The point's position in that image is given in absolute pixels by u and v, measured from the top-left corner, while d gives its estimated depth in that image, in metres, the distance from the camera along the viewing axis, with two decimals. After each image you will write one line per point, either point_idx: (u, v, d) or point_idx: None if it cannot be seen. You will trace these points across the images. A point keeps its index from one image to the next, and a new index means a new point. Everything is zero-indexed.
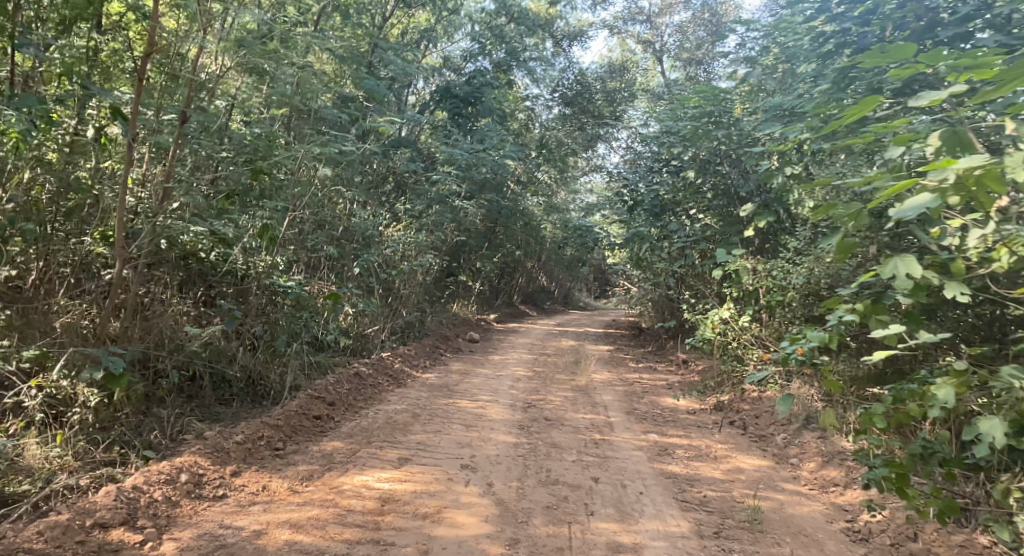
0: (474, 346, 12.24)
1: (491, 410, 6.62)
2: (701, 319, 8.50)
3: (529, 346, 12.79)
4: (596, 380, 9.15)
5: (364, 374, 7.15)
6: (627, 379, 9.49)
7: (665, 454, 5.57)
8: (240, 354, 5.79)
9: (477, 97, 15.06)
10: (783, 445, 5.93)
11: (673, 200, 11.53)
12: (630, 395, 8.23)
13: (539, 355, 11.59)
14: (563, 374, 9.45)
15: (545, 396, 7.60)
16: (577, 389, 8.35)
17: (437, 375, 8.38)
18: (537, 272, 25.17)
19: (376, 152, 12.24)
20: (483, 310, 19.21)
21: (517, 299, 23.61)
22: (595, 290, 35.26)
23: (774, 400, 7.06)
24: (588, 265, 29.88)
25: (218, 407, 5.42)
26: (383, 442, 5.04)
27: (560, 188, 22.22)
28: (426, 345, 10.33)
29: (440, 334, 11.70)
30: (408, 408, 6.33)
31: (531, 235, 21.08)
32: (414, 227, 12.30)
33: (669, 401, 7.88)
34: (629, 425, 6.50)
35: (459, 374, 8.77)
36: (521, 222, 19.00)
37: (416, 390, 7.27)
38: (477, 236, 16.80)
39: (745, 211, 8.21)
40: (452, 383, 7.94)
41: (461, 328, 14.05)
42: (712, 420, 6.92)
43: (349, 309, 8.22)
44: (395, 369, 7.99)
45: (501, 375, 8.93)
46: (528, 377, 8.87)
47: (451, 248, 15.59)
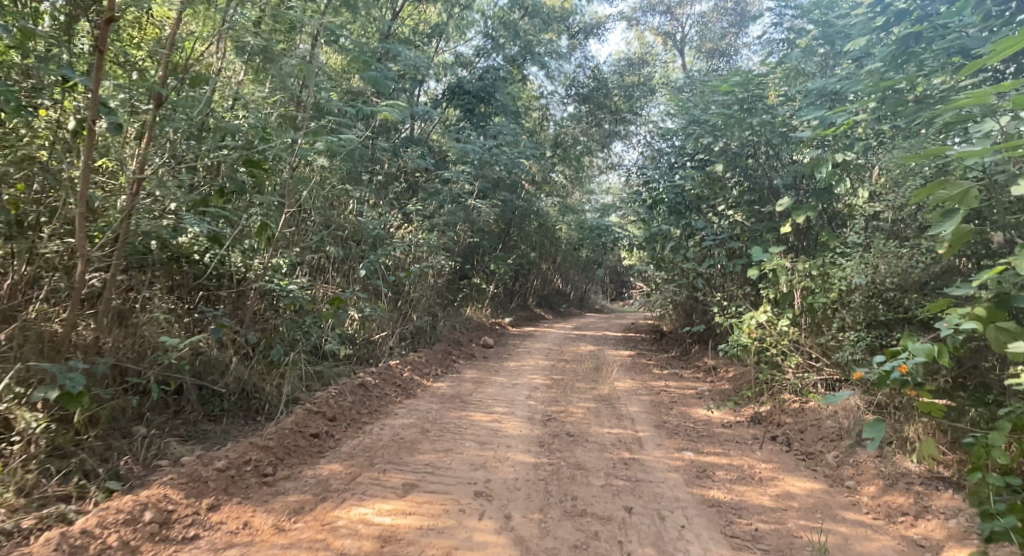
0: (489, 352, 11.71)
1: (509, 424, 6.06)
2: (734, 323, 7.92)
3: (547, 352, 12.24)
4: (620, 388, 8.58)
5: (371, 385, 6.60)
6: (653, 387, 8.91)
7: (704, 476, 4.99)
8: (233, 364, 5.29)
9: (490, 93, 14.58)
10: (836, 465, 5.32)
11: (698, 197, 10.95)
12: (658, 406, 7.65)
13: (557, 361, 11.04)
14: (584, 382, 8.89)
15: (567, 407, 7.04)
16: (600, 399, 7.79)
17: (449, 385, 7.84)
18: (553, 275, 24.62)
19: (385, 150, 11.77)
20: (499, 314, 18.67)
21: (532, 302, 23.06)
22: (611, 292, 34.62)
23: (819, 413, 6.45)
24: (604, 268, 29.27)
25: (206, 425, 4.84)
26: (387, 464, 4.48)
27: (576, 188, 21.64)
28: (439, 351, 9.81)
29: (454, 339, 11.19)
30: (417, 422, 5.77)
31: (547, 237, 20.53)
32: (426, 227, 11.82)
33: (701, 413, 7.30)
34: (660, 441, 5.93)
35: (473, 383, 8.23)
36: (535, 223, 18.45)
37: (427, 402, 6.71)
38: (492, 237, 16.29)
39: (782, 206, 7.65)
40: (465, 393, 7.39)
41: (476, 333, 13.53)
42: (751, 435, 6.33)
43: (356, 314, 7.72)
44: (404, 378, 7.44)
45: (518, 384, 8.37)
46: (547, 386, 8.32)
47: (464, 249, 15.09)
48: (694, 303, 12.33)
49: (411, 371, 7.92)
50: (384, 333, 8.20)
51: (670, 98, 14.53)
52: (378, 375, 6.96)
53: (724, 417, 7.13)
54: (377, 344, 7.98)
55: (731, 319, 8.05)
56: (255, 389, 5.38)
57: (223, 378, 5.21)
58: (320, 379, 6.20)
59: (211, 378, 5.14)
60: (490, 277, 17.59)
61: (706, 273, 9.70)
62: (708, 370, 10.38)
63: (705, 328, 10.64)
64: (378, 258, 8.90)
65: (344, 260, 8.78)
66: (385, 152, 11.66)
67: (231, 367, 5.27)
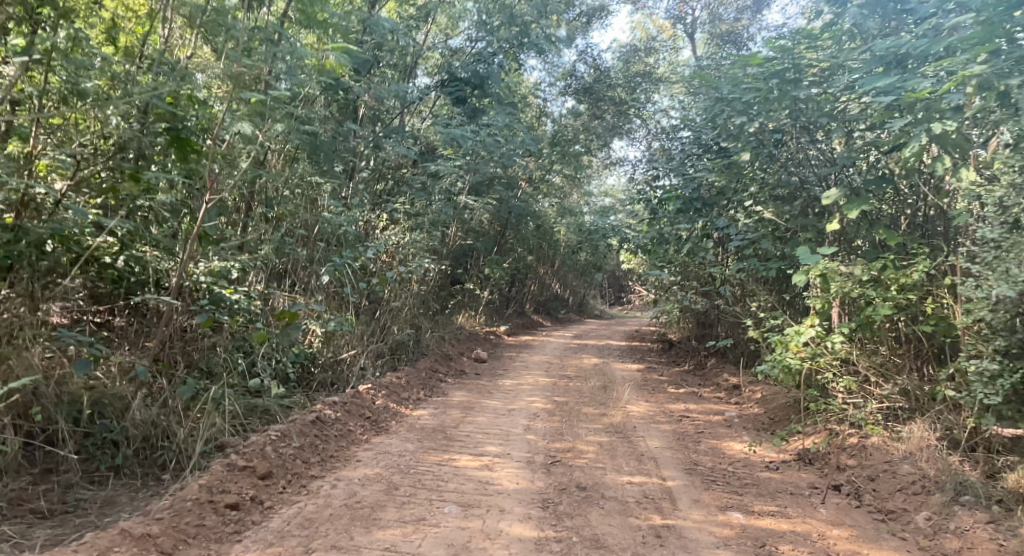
0: (482, 367, 10.42)
1: (503, 472, 4.76)
2: (771, 339, 6.66)
3: (547, 366, 10.97)
4: (634, 414, 7.29)
5: (331, 418, 5.27)
6: (672, 412, 7.61)
7: (765, 554, 3.71)
8: (133, 405, 4.07)
9: (483, 79, 13.30)
10: (934, 536, 4.05)
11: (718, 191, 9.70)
12: (683, 439, 6.35)
13: (559, 377, 9.74)
14: (591, 406, 7.59)
15: (574, 444, 5.74)
16: (612, 429, 6.49)
17: (432, 414, 6.53)
18: (550, 279, 23.33)
19: (363, 140, 10.47)
20: (493, 321, 17.35)
21: (529, 308, 21.76)
22: (610, 297, 33.36)
23: (891, 456, 5.16)
24: (604, 271, 28.02)
25: (84, 493, 3.64)
26: (331, 552, 3.19)
27: (574, 187, 20.33)
28: (423, 369, 8.52)
29: (441, 354, 9.90)
30: (384, 472, 4.46)
31: (544, 239, 19.25)
32: (410, 226, 10.53)
33: (738, 450, 6.00)
34: (695, 494, 4.65)
35: (461, 409, 6.96)
36: (532, 224, 17.23)
37: (401, 439, 5.39)
38: (485, 239, 15.01)
39: (829, 199, 6.44)
40: (450, 426, 6.08)
41: (468, 345, 12.24)
42: (807, 483, 5.06)
43: (319, 329, 6.41)
44: (376, 407, 6.13)
45: (514, 410, 7.09)
46: (548, 413, 7.03)
47: (454, 252, 13.79)
48: (711, 311, 11.07)
49: (386, 396, 6.59)
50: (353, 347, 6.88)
51: (682, 86, 13.27)
52: (342, 404, 5.64)
53: (766, 454, 5.86)
54: (346, 363, 6.67)
55: (767, 333, 6.80)
56: (163, 435, 4.12)
57: (117, 422, 4.04)
58: (262, 416, 4.90)
59: (99, 422, 3.99)
60: (484, 281, 16.32)
61: (729, 278, 8.46)
62: (731, 390, 9.13)
63: (728, 342, 9.39)
64: (351, 261, 7.62)
65: (310, 263, 7.51)
66: (364, 144, 10.38)
67: (132, 407, 4.09)
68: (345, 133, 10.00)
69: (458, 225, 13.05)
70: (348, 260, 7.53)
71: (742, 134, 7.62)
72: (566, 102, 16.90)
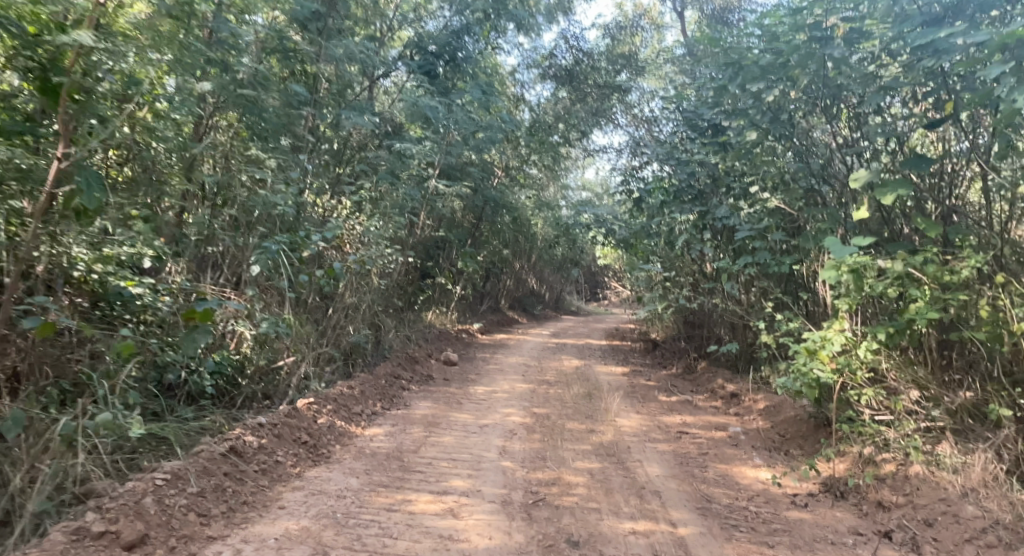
0: (451, 371, 9.33)
1: (473, 521, 3.69)
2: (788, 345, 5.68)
3: (524, 369, 9.92)
4: (625, 429, 6.28)
5: (252, 447, 4.16)
6: (668, 427, 6.60)
7: None
8: None
9: (456, 55, 12.19)
10: None
11: (714, 177, 8.77)
12: (687, 463, 5.34)
13: (537, 384, 8.70)
14: (575, 419, 6.56)
15: (559, 474, 4.70)
16: (603, 452, 5.46)
17: (388, 434, 5.44)
18: (527, 274, 22.30)
19: (318, 115, 9.30)
20: (466, 318, 16.25)
21: (504, 304, 20.69)
22: (586, 293, 32.42)
23: (948, 493, 4.22)
24: (580, 266, 27.09)
25: None
26: None
27: (552, 177, 19.30)
28: (383, 375, 7.40)
29: (405, 357, 8.78)
30: (314, 527, 3.37)
31: (520, 231, 18.22)
32: (371, 212, 9.40)
33: (753, 479, 5.01)
34: (716, 548, 3.64)
35: (425, 426, 5.87)
36: (508, 216, 16.18)
37: (344, 472, 4.29)
38: (456, 230, 13.90)
39: (857, 181, 5.52)
40: (409, 451, 4.99)
41: (437, 345, 11.12)
42: (847, 527, 4.10)
43: (249, 332, 5.27)
44: (317, 427, 5.01)
45: (486, 427, 6.01)
46: (527, 430, 5.97)
47: (423, 243, 12.66)
48: (703, 311, 10.14)
49: (332, 413, 5.47)
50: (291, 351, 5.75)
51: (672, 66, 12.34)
52: (271, 426, 4.51)
53: (789, 485, 4.88)
54: (283, 372, 5.55)
55: (781, 339, 5.82)
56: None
57: None
58: (154, 448, 3.80)
59: None
60: (457, 276, 15.19)
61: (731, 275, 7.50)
62: (729, 399, 8.16)
63: (727, 346, 8.44)
64: (294, 248, 6.47)
65: (244, 250, 6.32)
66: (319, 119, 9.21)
67: None
68: (296, 105, 8.81)
69: (427, 214, 11.92)
70: (290, 248, 6.39)
71: (749, 110, 6.65)
72: (545, 86, 15.89)
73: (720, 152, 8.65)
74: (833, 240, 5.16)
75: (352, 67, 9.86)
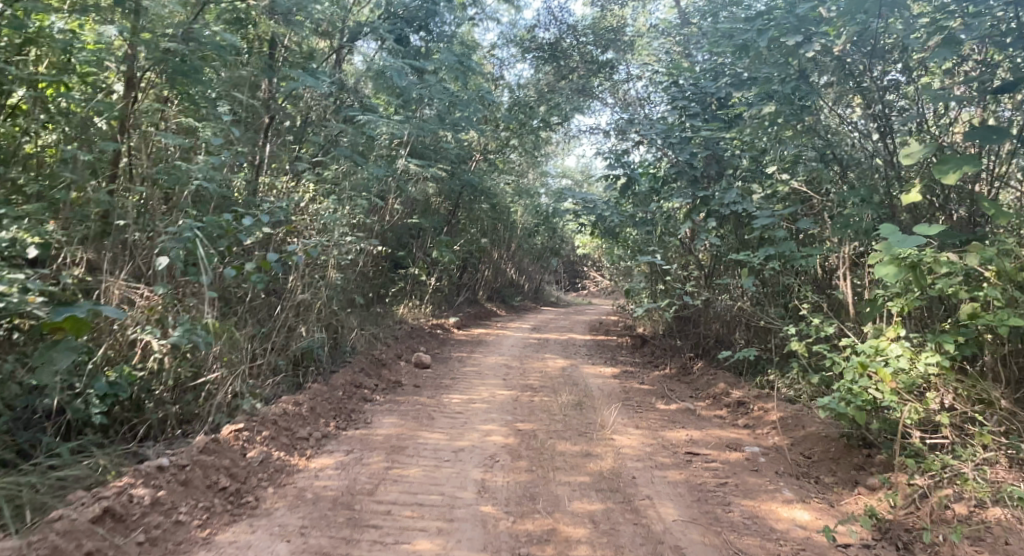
0: (423, 375, 8.28)
1: None
2: (824, 354, 4.75)
3: (505, 372, 8.91)
4: (625, 451, 5.29)
5: (143, 506, 3.18)
6: (675, 446, 5.62)
7: None
8: None
9: (429, 24, 11.02)
10: None
11: (720, 157, 7.84)
12: (706, 500, 4.36)
13: (520, 390, 7.70)
14: (567, 438, 5.57)
15: (555, 525, 3.71)
16: (604, 485, 4.47)
17: (339, 468, 4.40)
18: (506, 264, 21.30)
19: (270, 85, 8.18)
20: (441, 311, 15.20)
21: (482, 295, 19.65)
22: (565, 284, 31.62)
23: None
24: (560, 256, 26.18)
25: None
26: None
27: (532, 162, 18.29)
28: (340, 385, 6.32)
29: (369, 360, 7.70)
30: None
31: (498, 218, 17.18)
32: (330, 195, 8.30)
33: (788, 522, 4.06)
34: None
35: (387, 453, 4.84)
36: (485, 203, 15.14)
37: (270, 534, 3.28)
38: (431, 216, 12.82)
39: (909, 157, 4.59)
40: (362, 494, 3.96)
41: (408, 343, 10.05)
42: None
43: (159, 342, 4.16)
44: (245, 465, 3.98)
45: (462, 453, 4.98)
46: (510, 456, 4.96)
47: (393, 231, 11.56)
48: (704, 308, 9.22)
49: (268, 442, 4.42)
50: (220, 362, 4.69)
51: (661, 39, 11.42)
52: (176, 471, 3.49)
53: (835, 531, 3.93)
54: (206, 390, 4.52)
55: (814, 346, 4.89)
56: None
57: None
58: None
59: None
60: (431, 266, 14.10)
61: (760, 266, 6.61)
62: (735, 408, 7.24)
63: (744, 351, 7.47)
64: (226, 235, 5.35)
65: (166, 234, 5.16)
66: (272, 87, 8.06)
67: None
68: (243, 72, 7.67)
69: (397, 198, 10.87)
70: (221, 234, 5.27)
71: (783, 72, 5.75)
72: (525, 65, 14.78)
73: (725, 129, 7.70)
74: (889, 227, 4.23)
75: (310, 30, 8.68)
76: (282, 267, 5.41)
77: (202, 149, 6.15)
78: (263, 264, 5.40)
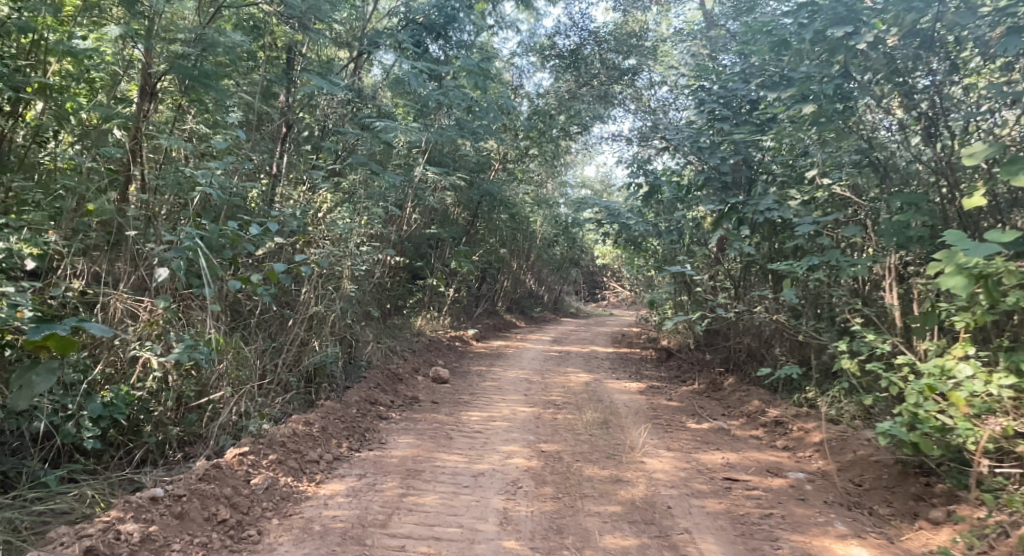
0: (441, 390, 7.96)
1: None
2: (877, 374, 4.35)
3: (526, 387, 8.56)
4: (658, 476, 4.91)
5: (131, 544, 2.95)
6: (710, 471, 5.22)
7: None
8: None
9: (448, 29, 10.78)
10: None
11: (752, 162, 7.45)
12: (750, 534, 3.97)
13: (542, 407, 7.34)
14: (594, 462, 5.20)
15: None
16: (637, 516, 4.10)
17: (350, 495, 4.09)
18: (525, 275, 20.95)
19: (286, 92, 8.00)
20: (460, 323, 14.89)
21: (501, 307, 19.31)
22: (585, 294, 31.18)
23: None
24: (579, 266, 25.77)
25: None
26: None
27: (551, 172, 17.97)
28: (354, 402, 6.02)
29: (385, 375, 7.39)
30: None
31: (517, 228, 16.87)
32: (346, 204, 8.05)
33: None
34: None
35: (402, 477, 4.52)
36: (504, 212, 14.83)
37: None
38: (449, 226, 12.54)
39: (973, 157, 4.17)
40: (374, 526, 3.64)
41: (425, 356, 9.75)
42: None
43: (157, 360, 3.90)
44: (249, 493, 3.72)
45: (482, 478, 4.64)
46: (533, 483, 4.60)
47: (411, 241, 11.29)
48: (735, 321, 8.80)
49: (274, 466, 4.13)
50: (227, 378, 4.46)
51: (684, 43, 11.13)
52: (171, 502, 3.27)
53: None
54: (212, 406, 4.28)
55: (869, 365, 4.51)
56: None
57: None
58: None
59: None
60: (449, 277, 13.81)
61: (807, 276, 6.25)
62: (772, 428, 6.81)
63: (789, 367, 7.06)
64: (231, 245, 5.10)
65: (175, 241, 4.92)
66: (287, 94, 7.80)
67: None
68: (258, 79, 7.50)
69: (415, 207, 10.64)
70: (227, 244, 5.01)
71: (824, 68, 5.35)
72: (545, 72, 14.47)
73: (758, 133, 7.31)
74: (955, 234, 3.76)
75: (325, 35, 8.46)
76: (289, 279, 5.11)
77: (211, 155, 5.92)
78: (269, 275, 5.10)
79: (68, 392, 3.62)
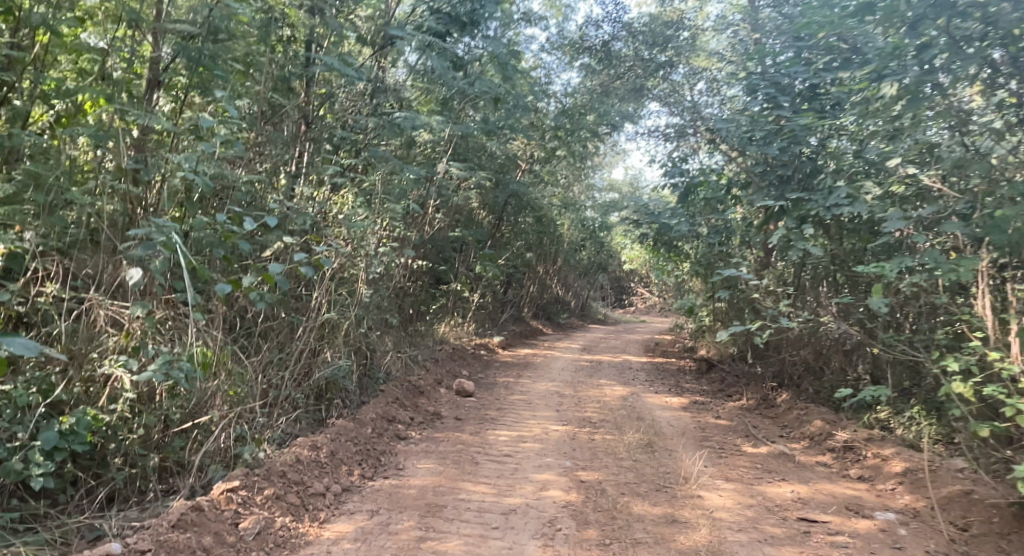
0: (467, 405, 7.30)
1: None
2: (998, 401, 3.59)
3: (558, 401, 7.87)
4: (721, 516, 4.18)
5: None
6: (781, 507, 4.50)
7: None
8: None
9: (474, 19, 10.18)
10: None
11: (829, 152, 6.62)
12: None
13: (577, 425, 6.63)
14: (642, 496, 4.48)
15: None
16: None
17: (358, 539, 3.44)
18: (553, 280, 20.25)
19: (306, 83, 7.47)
20: (485, 330, 14.25)
21: (528, 313, 18.63)
22: (612, 300, 30.38)
23: None
24: (607, 271, 24.99)
25: None
26: None
27: (579, 173, 17.27)
28: (370, 421, 5.38)
29: (405, 388, 6.76)
30: None
31: (544, 230, 16.19)
32: (362, 201, 7.43)
33: None
34: None
35: (420, 515, 3.84)
36: (531, 214, 14.15)
37: None
38: (473, 228, 11.92)
39: None
40: None
41: (449, 367, 9.11)
42: None
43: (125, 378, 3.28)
44: (232, 539, 3.13)
45: (513, 517, 3.94)
46: (574, 524, 3.89)
47: (435, 244, 10.68)
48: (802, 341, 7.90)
49: (269, 504, 3.49)
50: (224, 395, 3.94)
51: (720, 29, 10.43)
52: None
53: None
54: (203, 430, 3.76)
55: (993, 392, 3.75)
56: None
57: None
58: None
59: None
60: (475, 282, 13.18)
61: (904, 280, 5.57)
62: (840, 454, 6.04)
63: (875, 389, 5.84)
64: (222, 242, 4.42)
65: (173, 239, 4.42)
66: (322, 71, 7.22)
67: None
68: (276, 68, 6.96)
69: (439, 207, 10.05)
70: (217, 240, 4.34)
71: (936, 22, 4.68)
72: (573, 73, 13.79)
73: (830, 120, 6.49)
74: None
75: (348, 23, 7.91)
76: (289, 285, 4.49)
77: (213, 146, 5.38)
78: (267, 279, 4.46)
79: (26, 415, 3.11)
